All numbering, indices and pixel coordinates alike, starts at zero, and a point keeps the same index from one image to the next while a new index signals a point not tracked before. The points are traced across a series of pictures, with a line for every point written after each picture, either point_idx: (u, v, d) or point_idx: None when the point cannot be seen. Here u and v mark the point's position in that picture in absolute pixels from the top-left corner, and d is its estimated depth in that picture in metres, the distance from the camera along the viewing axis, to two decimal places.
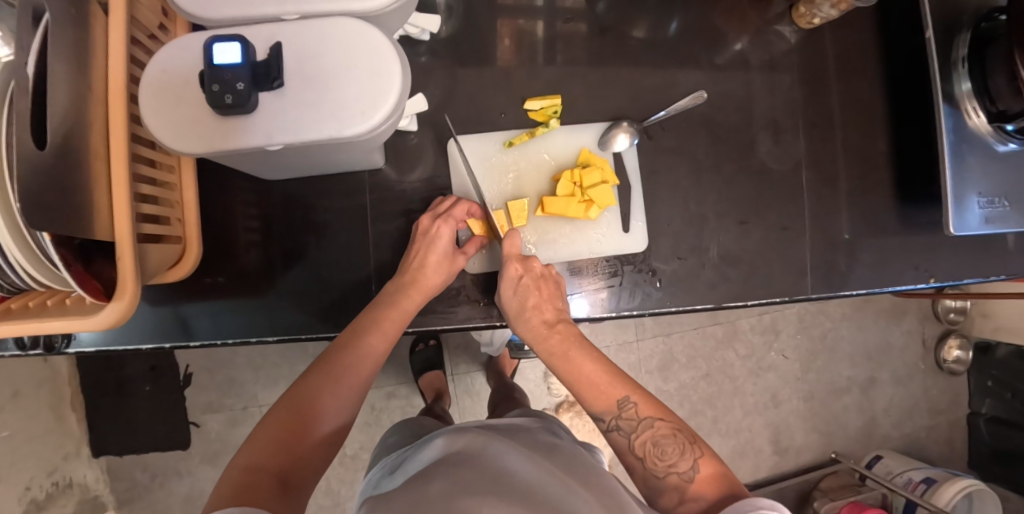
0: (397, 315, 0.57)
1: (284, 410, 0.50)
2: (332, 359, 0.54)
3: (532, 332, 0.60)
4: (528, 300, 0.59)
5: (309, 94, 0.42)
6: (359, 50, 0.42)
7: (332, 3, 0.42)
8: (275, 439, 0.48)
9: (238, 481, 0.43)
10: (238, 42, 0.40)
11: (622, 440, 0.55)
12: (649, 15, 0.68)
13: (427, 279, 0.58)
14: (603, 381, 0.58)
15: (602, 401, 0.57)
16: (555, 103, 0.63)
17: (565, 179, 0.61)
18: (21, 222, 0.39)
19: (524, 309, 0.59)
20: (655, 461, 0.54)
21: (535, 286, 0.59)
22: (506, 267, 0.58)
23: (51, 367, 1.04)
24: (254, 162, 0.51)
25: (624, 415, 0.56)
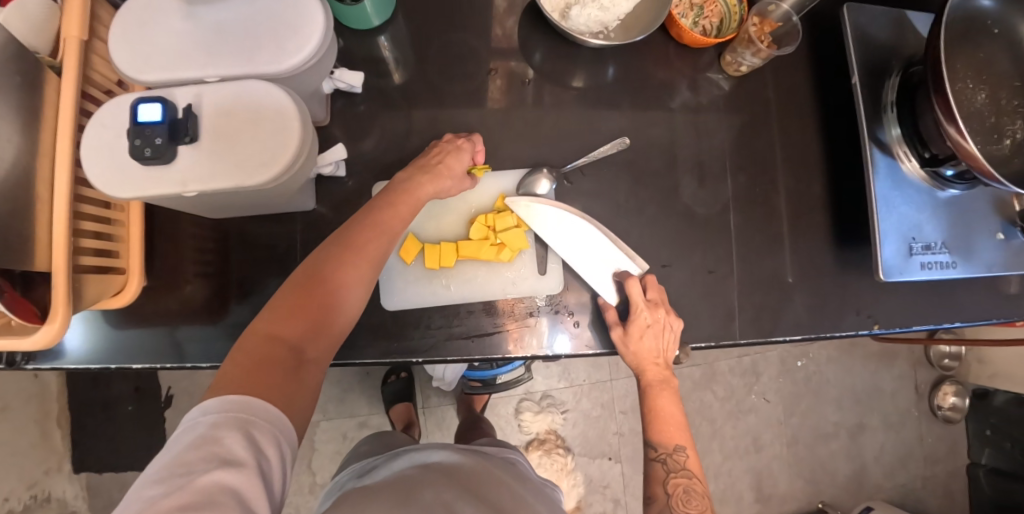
0: (413, 205, 0.61)
1: (305, 276, 0.52)
2: (353, 237, 0.56)
3: (639, 365, 0.66)
4: (649, 343, 0.64)
5: (223, 143, 0.46)
6: (265, 107, 0.47)
7: (246, 67, 0.48)
8: (292, 305, 0.50)
9: (259, 352, 0.47)
10: (159, 102, 0.46)
11: (661, 471, 0.65)
12: (581, 67, 0.72)
13: (442, 177, 0.62)
14: (674, 425, 0.67)
15: (664, 436, 0.67)
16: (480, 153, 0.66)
17: (479, 224, 0.66)
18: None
19: (647, 351, 0.64)
20: (681, 503, 0.63)
21: (660, 331, 0.63)
22: (638, 316, 0.62)
23: (40, 383, 1.16)
24: (190, 204, 0.56)
25: (675, 456, 0.66)
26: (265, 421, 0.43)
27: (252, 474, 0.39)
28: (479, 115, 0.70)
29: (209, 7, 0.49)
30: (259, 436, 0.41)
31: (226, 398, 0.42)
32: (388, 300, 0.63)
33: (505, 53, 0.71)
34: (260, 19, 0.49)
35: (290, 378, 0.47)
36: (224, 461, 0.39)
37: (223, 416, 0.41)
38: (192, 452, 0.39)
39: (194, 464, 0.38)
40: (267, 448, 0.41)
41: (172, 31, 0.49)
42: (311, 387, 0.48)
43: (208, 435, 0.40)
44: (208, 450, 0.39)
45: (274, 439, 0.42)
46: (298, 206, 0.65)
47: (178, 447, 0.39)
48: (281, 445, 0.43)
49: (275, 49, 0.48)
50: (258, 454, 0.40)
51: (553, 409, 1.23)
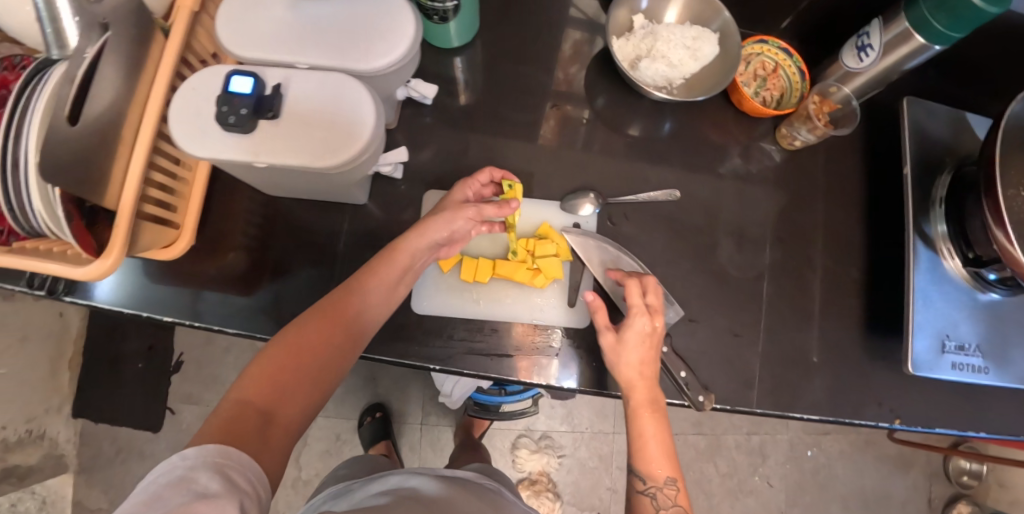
0: (403, 263, 0.60)
1: (280, 343, 0.54)
2: (334, 302, 0.57)
3: (629, 378, 0.59)
4: (642, 354, 0.60)
5: (297, 130, 0.49)
6: (346, 99, 0.50)
7: (337, 61, 0.51)
8: (265, 370, 0.52)
9: (228, 415, 0.48)
10: (252, 77, 0.49)
11: (649, 507, 0.57)
12: (639, 116, 0.75)
13: (430, 223, 0.61)
14: (660, 454, 0.58)
15: (649, 466, 0.58)
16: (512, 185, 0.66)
17: (519, 246, 0.67)
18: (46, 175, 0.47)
19: (642, 362, 0.59)
20: None
21: (655, 340, 0.60)
22: (637, 320, 0.59)
23: (62, 324, 1.19)
24: (252, 175, 0.59)
25: (665, 489, 0.57)
26: (240, 466, 0.43)
27: (230, 504, 0.39)
28: (535, 144, 0.73)
29: (313, 3, 0.53)
30: (235, 477, 0.42)
31: (203, 447, 0.43)
32: (418, 303, 0.65)
33: (571, 94, 0.75)
34: (357, 22, 0.52)
35: (255, 439, 0.47)
36: (202, 493, 0.39)
37: (201, 460, 0.42)
38: (167, 489, 0.39)
39: (170, 496, 0.38)
40: (243, 490, 0.42)
41: (276, 18, 0.53)
42: (278, 447, 0.48)
43: (182, 476, 0.40)
44: (184, 485, 0.40)
45: (249, 482, 0.43)
46: (350, 199, 0.68)
47: (150, 489, 0.39)
48: (256, 491, 0.44)
49: (367, 49, 0.51)
50: (234, 490, 0.41)
51: (550, 450, 1.20)
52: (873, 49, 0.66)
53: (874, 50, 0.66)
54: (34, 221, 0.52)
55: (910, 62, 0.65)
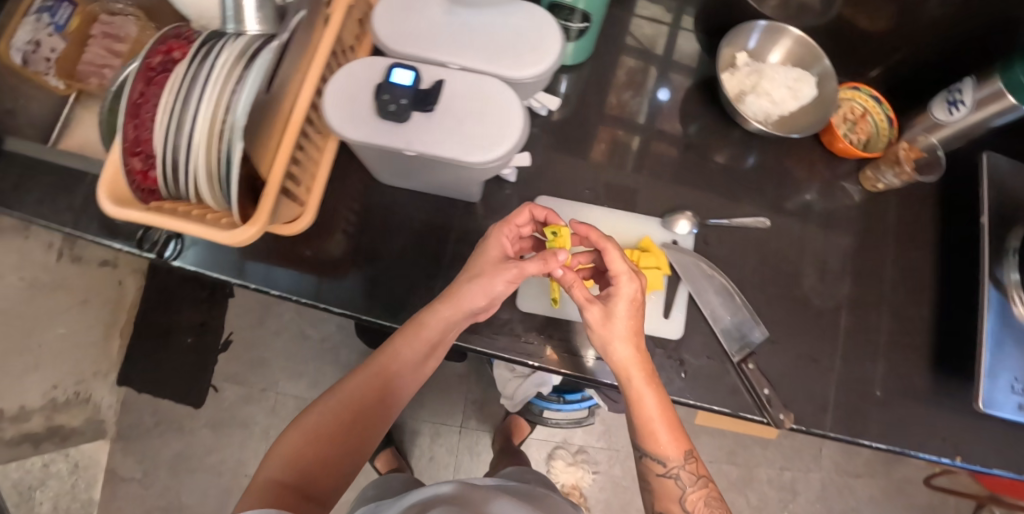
0: (432, 334, 0.58)
1: (306, 427, 0.55)
2: (361, 382, 0.58)
3: (622, 353, 0.56)
4: (633, 322, 0.57)
5: (450, 124, 0.52)
6: (496, 102, 0.53)
7: (488, 66, 0.55)
8: (295, 451, 0.53)
9: (263, 495, 0.48)
10: (413, 71, 0.52)
11: (676, 488, 0.56)
12: (732, 145, 0.78)
13: (463, 293, 0.58)
14: (671, 430, 0.57)
15: (663, 447, 0.56)
16: (561, 230, 0.61)
17: (623, 256, 0.67)
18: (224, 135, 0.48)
19: (633, 329, 0.57)
20: None
21: (640, 303, 0.58)
22: (625, 284, 0.56)
23: (120, 292, 1.21)
24: (379, 162, 0.61)
25: (687, 467, 0.57)
26: None
27: None
28: (633, 162, 0.76)
29: (467, 9, 0.56)
30: None
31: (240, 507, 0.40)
32: (523, 302, 0.68)
33: (669, 118, 0.78)
34: (509, 32, 0.56)
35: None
36: None
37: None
38: None
39: None
40: None
41: (432, 20, 0.56)
42: None
43: None
44: None
45: None
46: (465, 195, 0.70)
47: None
48: None
49: (517, 58, 0.55)
50: None
51: (585, 465, 1.21)
52: (965, 104, 0.69)
53: (965, 106, 0.69)
54: (182, 182, 0.53)
55: (997, 120, 0.68)
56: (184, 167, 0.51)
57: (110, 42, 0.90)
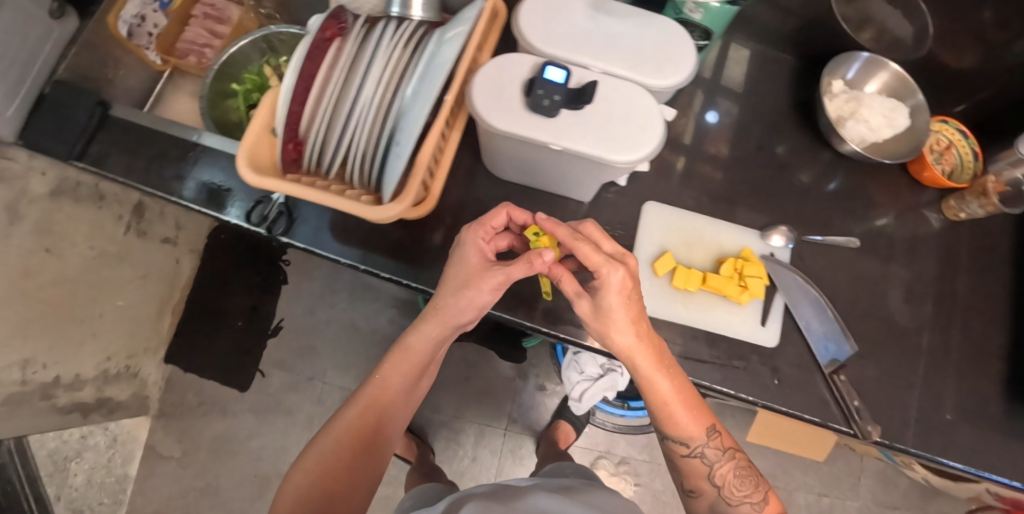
0: (425, 348, 0.63)
1: (312, 465, 0.59)
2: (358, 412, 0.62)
3: (622, 343, 0.56)
4: (631, 310, 0.55)
5: (595, 123, 0.54)
6: (637, 106, 0.55)
7: (627, 73, 0.57)
8: (305, 488, 0.57)
9: None
10: (564, 70, 0.54)
11: (703, 466, 0.60)
12: (828, 167, 0.79)
13: (449, 307, 0.59)
14: (688, 410, 0.59)
15: (685, 428, 0.59)
16: (535, 230, 0.58)
17: (728, 264, 0.69)
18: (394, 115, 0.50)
19: (631, 314, 0.55)
20: (732, 490, 0.59)
21: (632, 289, 0.55)
22: (614, 275, 0.53)
23: (176, 270, 1.22)
24: (502, 156, 0.62)
25: (710, 444, 0.60)
26: None
27: None
28: (729, 170, 0.76)
29: (608, 19, 0.59)
30: None
31: None
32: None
33: (765, 129, 0.79)
34: (646, 44, 0.59)
35: None
36: None
37: None
38: None
39: None
40: None
41: (574, 25, 0.59)
42: None
43: None
44: None
45: None
46: (577, 196, 0.69)
47: None
48: None
49: (655, 67, 0.58)
50: None
51: (628, 476, 1.21)
52: None
53: None
54: (333, 156, 0.54)
55: None
56: (340, 142, 0.52)
57: (213, 25, 0.91)
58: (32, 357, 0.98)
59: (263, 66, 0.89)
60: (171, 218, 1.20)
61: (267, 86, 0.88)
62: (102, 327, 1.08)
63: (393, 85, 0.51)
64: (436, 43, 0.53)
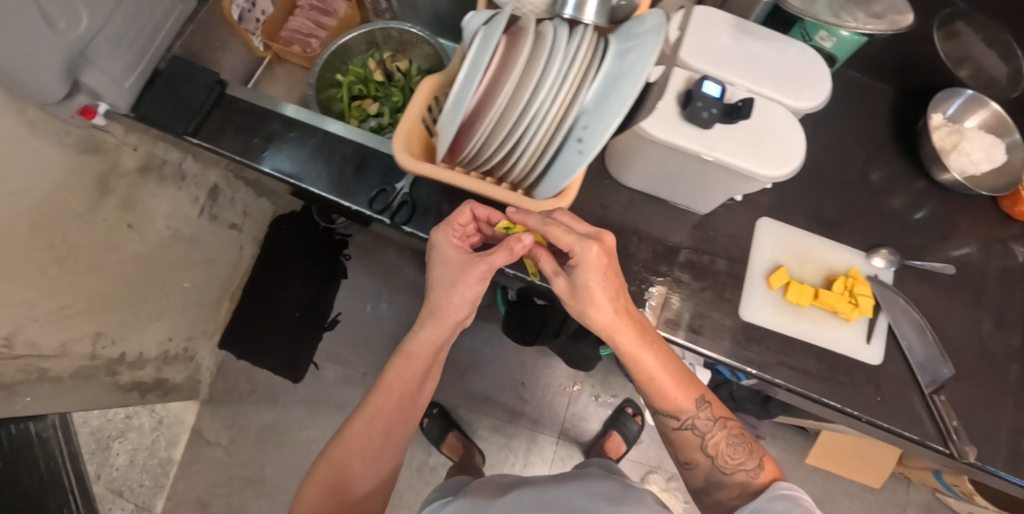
0: (419, 365, 0.63)
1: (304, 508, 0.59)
2: (347, 445, 0.61)
3: (601, 321, 0.57)
4: (609, 285, 0.56)
5: (746, 138, 0.58)
6: (780, 124, 0.59)
7: (768, 94, 0.61)
8: None
9: None
10: (720, 85, 0.57)
11: (694, 437, 0.61)
12: (935, 194, 0.80)
13: (449, 312, 0.59)
14: (675, 385, 0.60)
15: (673, 400, 0.61)
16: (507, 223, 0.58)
17: (840, 281, 0.70)
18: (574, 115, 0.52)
19: (610, 290, 0.56)
20: (725, 458, 0.60)
21: (610, 263, 0.55)
22: (588, 252, 0.53)
23: (238, 256, 1.23)
24: (637, 164, 0.64)
25: (701, 416, 0.61)
26: None
27: None
28: (834, 188, 0.77)
29: (749, 41, 0.63)
30: None
31: None
32: (744, 309, 0.69)
33: (867, 153, 0.80)
34: (784, 67, 0.63)
35: None
36: None
37: None
38: None
39: None
40: None
41: (720, 44, 0.62)
42: None
43: None
44: None
45: None
46: (696, 206, 0.70)
47: None
48: None
49: (793, 91, 0.62)
50: None
51: (678, 493, 1.20)
52: None
53: None
54: (501, 150, 0.55)
55: None
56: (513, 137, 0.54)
57: (318, 16, 0.92)
58: (103, 331, 0.98)
59: (367, 58, 0.89)
60: (239, 204, 1.20)
61: (370, 78, 0.89)
62: (166, 308, 1.09)
63: (567, 95, 0.51)
64: (617, 52, 0.52)
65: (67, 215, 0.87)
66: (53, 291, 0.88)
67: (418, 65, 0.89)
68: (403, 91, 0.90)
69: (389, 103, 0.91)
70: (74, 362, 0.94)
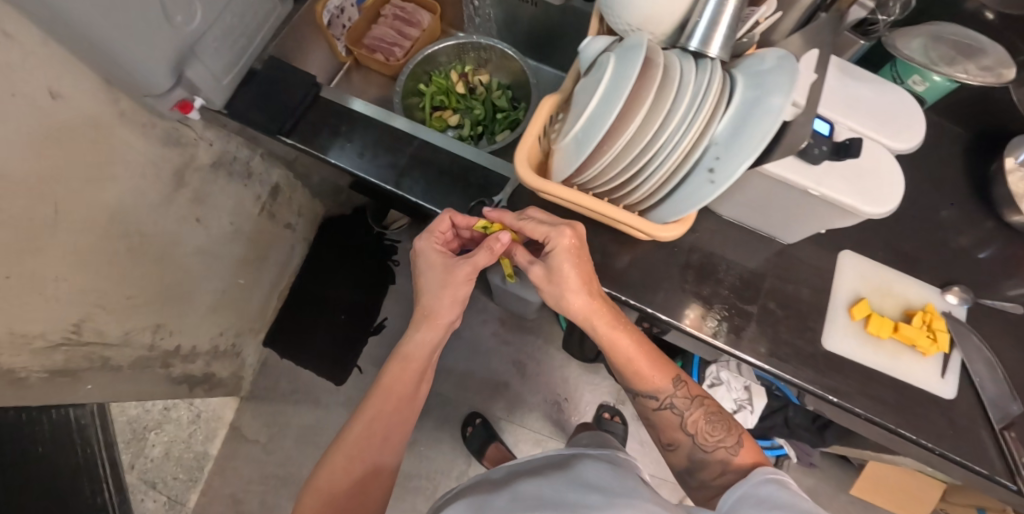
0: (415, 369, 0.70)
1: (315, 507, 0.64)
2: (351, 448, 0.67)
3: (578, 306, 0.65)
4: (583, 269, 0.64)
5: (850, 174, 0.60)
6: (883, 163, 0.61)
7: (870, 133, 0.63)
8: None
9: None
10: (828, 124, 0.60)
11: (674, 417, 0.70)
12: (1017, 239, 0.80)
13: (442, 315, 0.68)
14: (649, 365, 0.69)
15: (650, 381, 0.69)
16: (486, 223, 0.67)
17: (917, 316, 0.72)
18: (701, 144, 0.53)
19: (585, 274, 0.64)
20: (706, 435, 0.68)
21: (584, 251, 0.64)
22: (561, 237, 0.62)
23: (289, 254, 1.24)
24: (735, 192, 0.67)
25: (678, 395, 0.69)
26: None
27: None
28: (906, 225, 0.79)
29: (849, 83, 0.66)
30: None
31: None
32: (827, 339, 0.70)
33: (940, 192, 0.82)
34: (883, 108, 0.65)
35: None
36: None
37: None
38: None
39: None
40: None
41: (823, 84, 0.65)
42: None
43: None
44: None
45: None
46: (782, 236, 0.71)
47: None
48: None
49: (893, 131, 0.64)
50: None
51: None
52: None
53: None
54: (621, 174, 0.57)
55: None
56: (635, 163, 0.56)
57: (401, 26, 0.94)
58: (163, 323, 0.99)
59: (449, 70, 0.91)
60: (295, 204, 1.20)
61: (453, 90, 0.91)
62: (220, 303, 1.10)
63: (698, 128, 0.53)
64: (748, 89, 0.54)
65: (141, 207, 0.88)
66: (122, 281, 0.89)
67: (500, 80, 0.91)
68: (483, 104, 0.92)
69: (469, 114, 0.92)
70: (133, 353, 0.95)
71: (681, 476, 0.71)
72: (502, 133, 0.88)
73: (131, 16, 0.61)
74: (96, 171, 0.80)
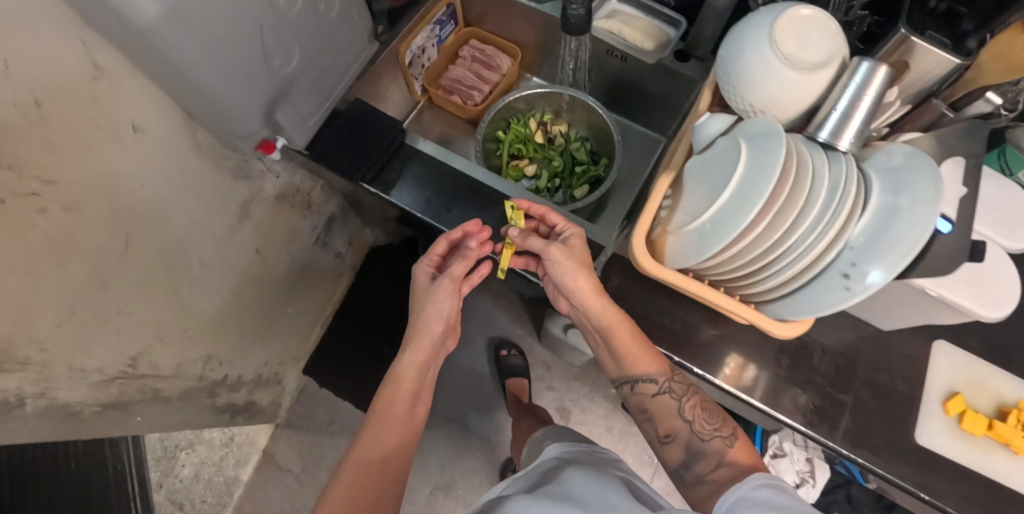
0: (412, 379, 0.72)
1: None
2: (359, 459, 0.64)
3: (579, 282, 0.67)
4: (585, 255, 0.69)
5: (968, 275, 0.58)
6: (999, 265, 0.59)
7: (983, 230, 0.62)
8: None
9: None
10: None
11: (672, 402, 0.65)
12: None
13: (433, 326, 0.73)
14: (643, 347, 0.67)
15: (645, 362, 0.66)
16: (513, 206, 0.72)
17: (1013, 412, 0.68)
18: (836, 246, 0.52)
19: (586, 258, 0.69)
20: (703, 424, 0.64)
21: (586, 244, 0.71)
22: (571, 226, 0.71)
23: (336, 281, 1.21)
24: None
25: (675, 380, 0.66)
26: None
27: None
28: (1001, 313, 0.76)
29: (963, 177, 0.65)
30: None
31: None
32: (921, 435, 0.68)
33: None
34: (998, 205, 0.63)
35: None
36: None
37: None
38: None
39: None
40: None
41: None
42: None
43: None
44: None
45: None
46: (879, 322, 0.70)
47: None
48: None
49: (1009, 230, 0.62)
50: None
51: None
52: None
53: None
54: (743, 267, 0.56)
55: None
56: (762, 259, 0.55)
57: (480, 69, 0.92)
58: (213, 354, 0.97)
59: (528, 117, 0.90)
60: (346, 233, 1.19)
61: (531, 139, 0.89)
62: (269, 331, 1.08)
63: (835, 230, 0.51)
64: (885, 190, 0.52)
65: (207, 237, 0.86)
66: (180, 312, 0.86)
67: (579, 130, 0.90)
68: (562, 154, 0.91)
69: (547, 165, 0.91)
70: (183, 384, 0.93)
71: (675, 472, 0.65)
72: (581, 188, 0.87)
73: (228, 48, 0.59)
74: (168, 203, 0.78)
